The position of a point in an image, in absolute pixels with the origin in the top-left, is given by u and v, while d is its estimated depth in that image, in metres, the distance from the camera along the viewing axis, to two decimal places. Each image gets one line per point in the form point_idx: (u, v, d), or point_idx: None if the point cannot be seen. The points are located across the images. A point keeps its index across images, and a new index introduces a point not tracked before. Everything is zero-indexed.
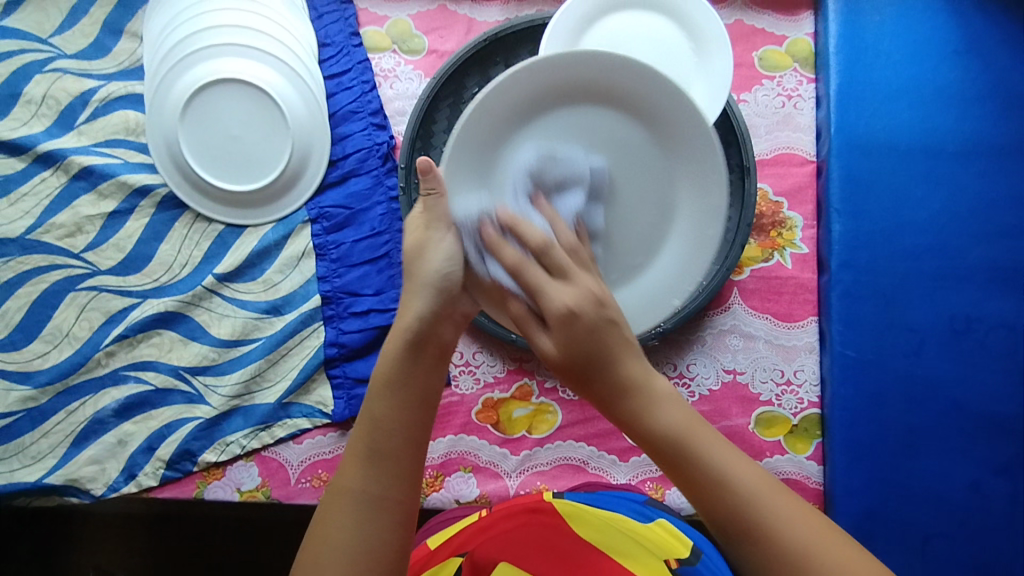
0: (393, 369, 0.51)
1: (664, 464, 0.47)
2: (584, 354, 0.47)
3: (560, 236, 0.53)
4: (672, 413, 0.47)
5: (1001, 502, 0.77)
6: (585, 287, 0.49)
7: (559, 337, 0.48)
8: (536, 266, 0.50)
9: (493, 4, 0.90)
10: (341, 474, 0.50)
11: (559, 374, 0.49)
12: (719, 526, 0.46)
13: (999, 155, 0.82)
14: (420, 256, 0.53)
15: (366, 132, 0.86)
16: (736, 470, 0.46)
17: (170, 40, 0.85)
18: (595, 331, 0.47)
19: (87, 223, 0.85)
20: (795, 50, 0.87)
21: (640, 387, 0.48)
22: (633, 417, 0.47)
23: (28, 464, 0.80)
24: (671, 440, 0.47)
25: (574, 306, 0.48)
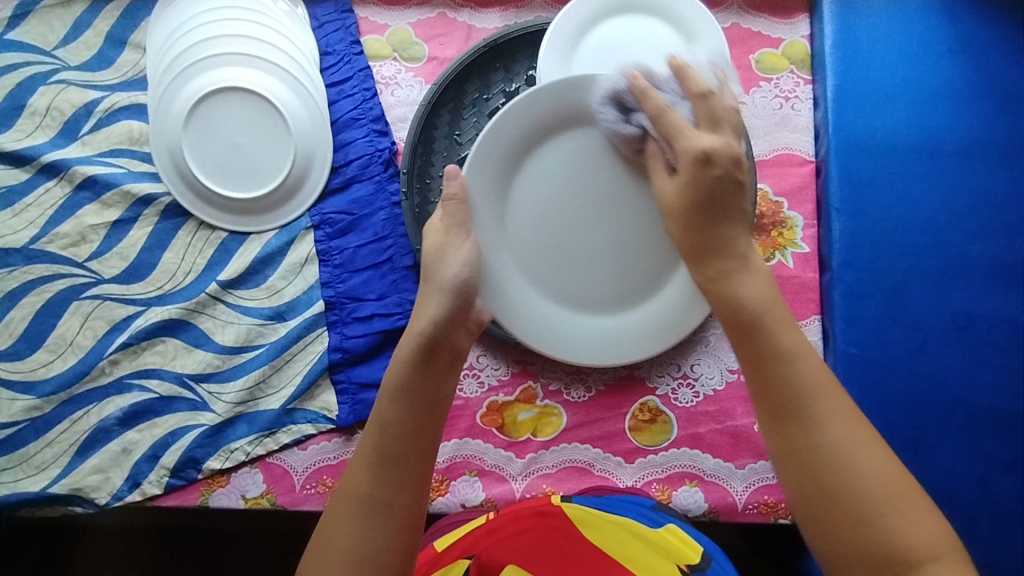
0: (406, 377, 0.56)
1: (735, 327, 0.56)
2: (699, 197, 0.60)
3: (685, 106, 0.64)
4: (754, 288, 0.57)
5: (1008, 498, 0.77)
6: (724, 141, 0.62)
7: (683, 176, 0.61)
8: (677, 116, 0.63)
9: (493, 10, 0.91)
10: (353, 474, 0.55)
11: (671, 209, 0.63)
12: (765, 403, 0.53)
13: (997, 152, 0.83)
14: (440, 261, 0.62)
15: (368, 138, 0.87)
16: (824, 381, 0.52)
17: (173, 51, 0.86)
18: (715, 184, 0.60)
19: (90, 232, 0.85)
20: (791, 52, 0.88)
21: (727, 255, 0.59)
22: (715, 276, 0.59)
23: (32, 474, 0.79)
24: (753, 309, 0.56)
25: (709, 151, 0.60)
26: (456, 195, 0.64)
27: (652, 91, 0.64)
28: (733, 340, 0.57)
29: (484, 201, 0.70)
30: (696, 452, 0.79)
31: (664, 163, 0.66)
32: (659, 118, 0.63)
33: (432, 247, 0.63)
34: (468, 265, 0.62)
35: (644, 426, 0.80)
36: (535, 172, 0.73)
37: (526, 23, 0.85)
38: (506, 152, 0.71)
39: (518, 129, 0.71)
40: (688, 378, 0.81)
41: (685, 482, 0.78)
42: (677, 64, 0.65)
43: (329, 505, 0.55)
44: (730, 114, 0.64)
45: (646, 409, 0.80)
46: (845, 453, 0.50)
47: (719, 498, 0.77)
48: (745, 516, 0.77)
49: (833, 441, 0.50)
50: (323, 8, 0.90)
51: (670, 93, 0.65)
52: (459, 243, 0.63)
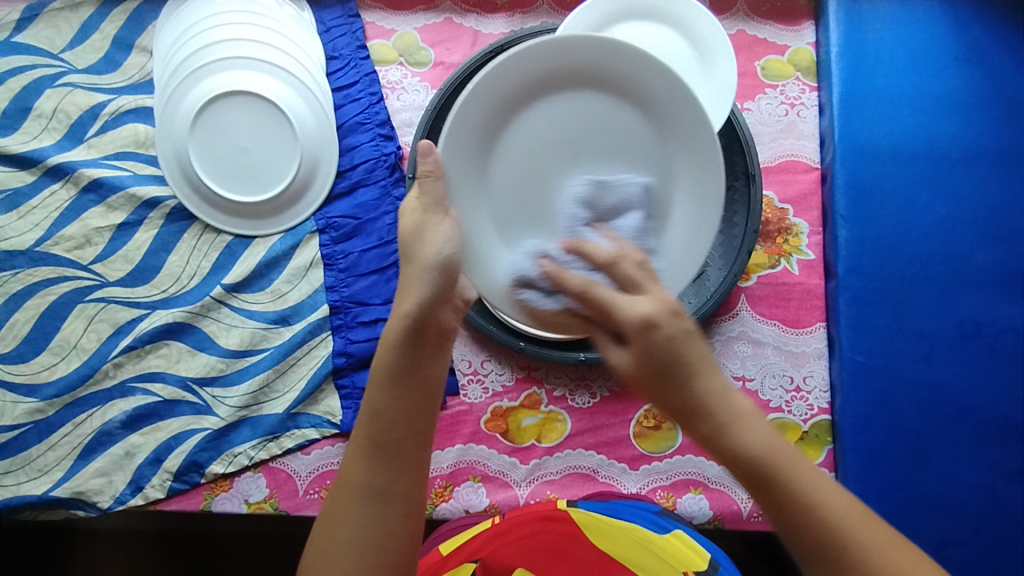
0: (395, 363, 0.53)
1: (747, 485, 0.46)
2: (649, 372, 0.47)
3: (623, 253, 0.53)
4: (756, 435, 0.46)
5: (1015, 507, 0.76)
6: (658, 299, 0.49)
7: (632, 347, 0.48)
8: (605, 285, 0.51)
9: (499, 16, 0.91)
10: (350, 463, 0.54)
11: (638, 387, 0.49)
12: (802, 553, 0.46)
13: (1002, 160, 0.83)
14: (419, 240, 0.55)
15: (373, 142, 0.87)
16: (847, 513, 0.45)
17: (180, 54, 0.86)
18: (671, 345, 0.47)
19: (95, 235, 0.85)
20: (797, 59, 0.88)
21: (719, 407, 0.46)
22: (711, 436, 0.47)
23: (34, 477, 0.79)
24: (761, 462, 0.45)
25: (651, 315, 0.48)
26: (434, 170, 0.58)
27: (572, 259, 0.55)
28: (748, 492, 0.47)
29: (460, 174, 0.66)
30: (701, 459, 0.78)
31: (612, 336, 0.51)
32: (586, 292, 0.51)
33: (409, 225, 0.56)
34: (452, 241, 0.55)
35: (649, 433, 0.79)
36: (518, 141, 0.68)
37: (532, 28, 0.85)
38: (484, 120, 0.66)
39: (492, 96, 0.66)
40: None
41: (690, 489, 0.78)
42: (599, 226, 0.58)
43: (329, 496, 0.54)
44: (655, 275, 0.52)
45: (651, 416, 0.80)
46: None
47: (724, 506, 0.77)
48: (750, 524, 0.77)
49: (875, 568, 0.43)
50: (329, 13, 0.90)
51: (580, 221, 0.60)
52: (439, 220, 0.56)
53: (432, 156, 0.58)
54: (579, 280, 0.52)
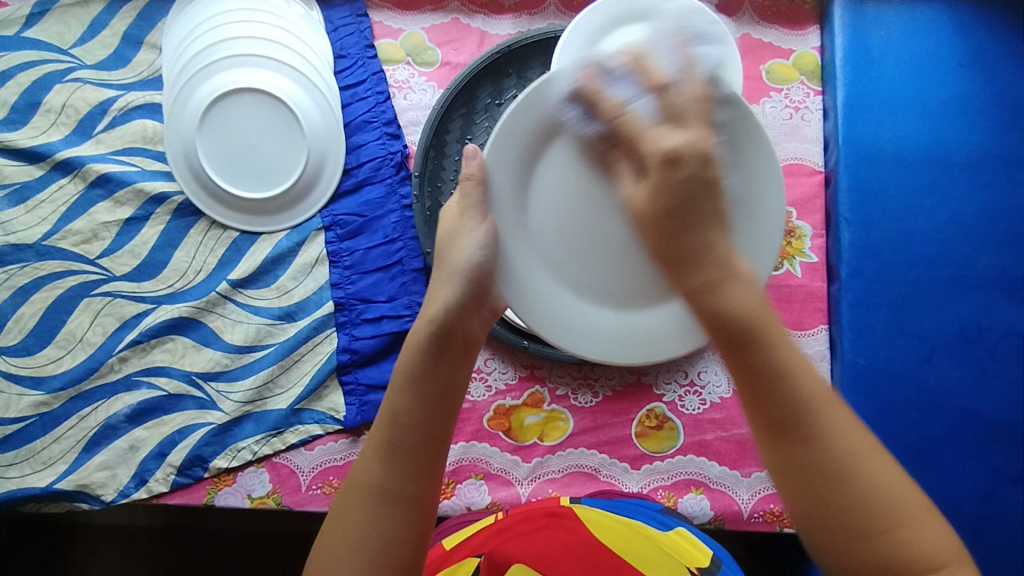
0: (417, 365, 0.52)
1: (725, 335, 0.46)
2: (668, 207, 0.49)
3: (685, 82, 0.53)
4: (743, 295, 0.47)
5: (1015, 511, 0.77)
6: (700, 132, 0.51)
7: (651, 181, 0.50)
8: (639, 113, 0.53)
9: (506, 17, 0.91)
10: (364, 465, 0.53)
11: (646, 224, 0.51)
12: (763, 421, 0.46)
13: (1006, 166, 0.83)
14: (451, 244, 0.55)
15: (380, 141, 0.88)
16: (818, 390, 0.46)
17: (189, 52, 0.86)
18: (690, 187, 0.49)
19: (103, 230, 0.86)
20: (801, 63, 0.89)
21: (714, 262, 0.48)
22: (698, 290, 0.48)
23: (39, 469, 0.80)
24: (747, 318, 0.46)
25: (677, 149, 0.49)
26: (475, 175, 0.56)
27: (621, 78, 0.55)
28: (722, 352, 0.47)
29: (506, 195, 0.58)
30: (702, 459, 0.79)
31: (632, 166, 0.54)
32: (616, 125, 0.54)
33: (444, 230, 0.57)
34: (483, 248, 0.55)
35: (651, 432, 0.80)
36: (562, 152, 0.58)
37: (540, 29, 0.86)
38: (526, 138, 0.57)
39: (531, 118, 0.57)
40: (695, 385, 0.81)
41: (691, 489, 0.78)
42: (678, 53, 0.56)
43: (341, 494, 0.54)
44: (701, 99, 0.52)
45: (653, 416, 0.80)
46: (849, 458, 0.44)
47: (725, 506, 0.77)
48: (751, 525, 0.77)
49: (833, 434, 0.44)
50: (338, 12, 0.91)
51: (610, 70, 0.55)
52: (473, 226, 0.56)
53: (475, 158, 0.56)
54: (650, 87, 0.54)
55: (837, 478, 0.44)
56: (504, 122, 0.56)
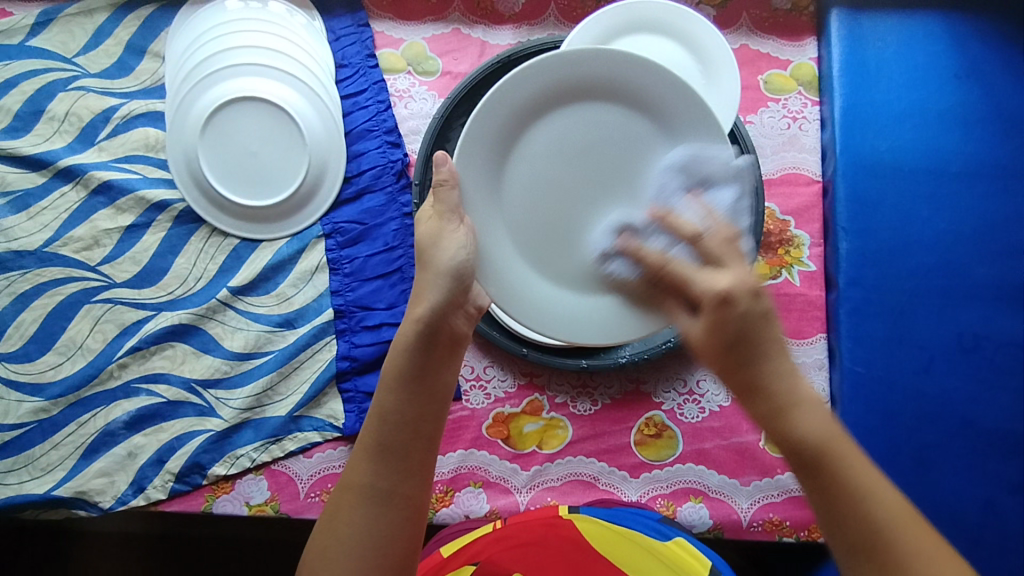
0: (405, 365, 0.55)
1: (797, 463, 0.48)
2: (720, 343, 0.52)
3: (712, 229, 0.58)
4: (813, 422, 0.48)
5: (1015, 521, 0.76)
6: (738, 275, 0.53)
7: (706, 320, 0.53)
8: (682, 259, 0.58)
9: (506, 27, 0.92)
10: (354, 465, 0.55)
11: (706, 356, 0.54)
12: (841, 541, 0.47)
13: (1003, 176, 0.84)
14: (435, 246, 0.59)
15: (380, 149, 0.88)
16: (892, 505, 0.46)
17: (192, 61, 0.87)
18: (746, 322, 0.51)
19: (104, 236, 0.86)
20: (799, 74, 0.89)
21: (779, 390, 0.50)
22: (770, 414, 0.50)
23: (37, 476, 0.79)
24: (817, 446, 0.47)
25: (728, 291, 0.52)
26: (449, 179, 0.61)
27: (654, 231, 0.61)
28: (798, 477, 0.49)
29: (476, 190, 0.66)
30: (701, 468, 0.79)
31: (684, 307, 0.58)
32: (663, 263, 0.59)
33: (427, 233, 0.61)
34: (465, 249, 0.59)
35: (649, 441, 0.80)
36: (530, 150, 0.67)
37: (540, 39, 0.87)
38: (496, 133, 0.65)
39: (504, 112, 0.65)
40: (694, 394, 0.81)
41: (690, 498, 0.78)
42: (693, 197, 0.61)
43: (333, 497, 0.55)
44: (732, 248, 0.56)
45: (651, 424, 0.80)
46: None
47: (724, 515, 0.77)
48: (749, 534, 0.77)
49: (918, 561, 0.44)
50: (340, 21, 0.92)
51: (676, 193, 0.62)
52: (455, 227, 0.60)
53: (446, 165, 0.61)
54: (691, 228, 0.58)
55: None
56: (474, 119, 0.64)
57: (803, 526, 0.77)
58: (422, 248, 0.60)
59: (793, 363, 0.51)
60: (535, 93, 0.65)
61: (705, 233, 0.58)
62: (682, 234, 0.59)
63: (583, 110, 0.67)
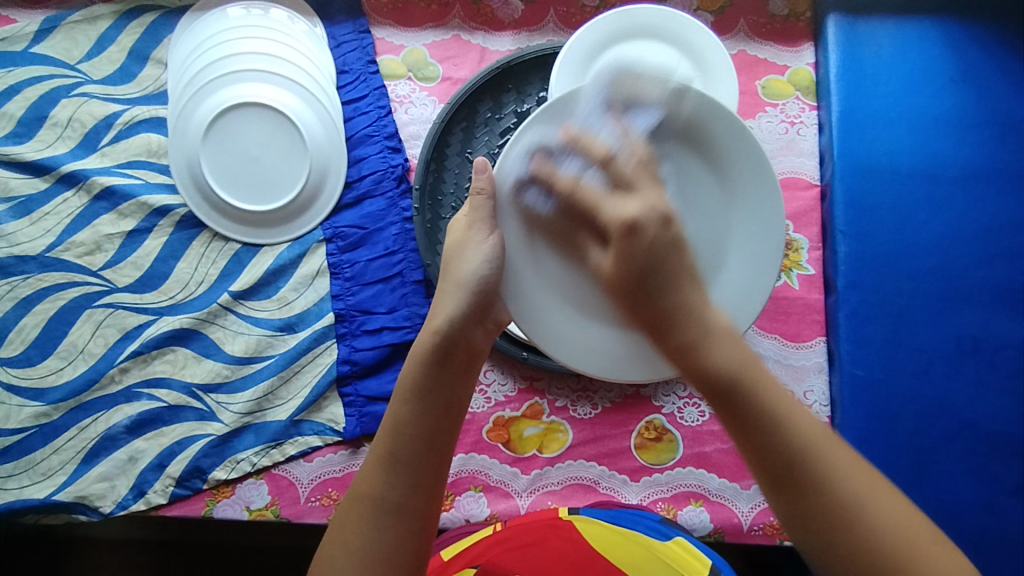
0: (420, 377, 0.55)
1: (718, 400, 0.49)
2: (633, 274, 0.53)
3: (628, 148, 0.57)
4: (727, 351, 0.50)
5: (1016, 524, 0.76)
6: (647, 200, 0.55)
7: (615, 248, 0.54)
8: (592, 185, 0.56)
9: (506, 34, 0.93)
10: (366, 475, 0.55)
11: (618, 289, 0.56)
12: (762, 472, 0.48)
13: (999, 179, 0.84)
14: (459, 256, 0.59)
15: (381, 154, 0.89)
16: (812, 428, 0.48)
17: (194, 67, 0.88)
18: (652, 249, 0.53)
19: (106, 242, 0.86)
20: (796, 79, 0.90)
21: (690, 323, 0.51)
22: (686, 345, 0.51)
23: (38, 480, 0.79)
24: (730, 376, 0.49)
25: (635, 220, 0.53)
26: (486, 189, 0.59)
27: (568, 153, 0.58)
28: (716, 412, 0.50)
29: (508, 203, 0.60)
30: (701, 471, 0.79)
31: (596, 240, 0.58)
32: (577, 193, 0.57)
33: (453, 242, 0.60)
34: (490, 261, 0.58)
35: (649, 444, 0.80)
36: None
37: (539, 46, 0.87)
38: (539, 149, 0.60)
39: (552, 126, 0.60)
40: (694, 398, 0.81)
41: (690, 502, 0.78)
42: (620, 97, 0.60)
43: (343, 505, 0.55)
44: (639, 157, 0.57)
45: (652, 428, 0.80)
46: (857, 497, 0.46)
47: (724, 519, 0.77)
48: (750, 538, 0.77)
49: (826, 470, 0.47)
50: (341, 28, 0.92)
51: (619, 111, 0.59)
52: (482, 237, 0.59)
53: (485, 173, 0.59)
54: (614, 137, 0.58)
55: (842, 525, 0.46)
56: (519, 131, 0.59)
57: None
58: (448, 256, 0.60)
59: (700, 290, 0.53)
60: (578, 114, 0.60)
61: (626, 144, 0.57)
62: (630, 146, 0.57)
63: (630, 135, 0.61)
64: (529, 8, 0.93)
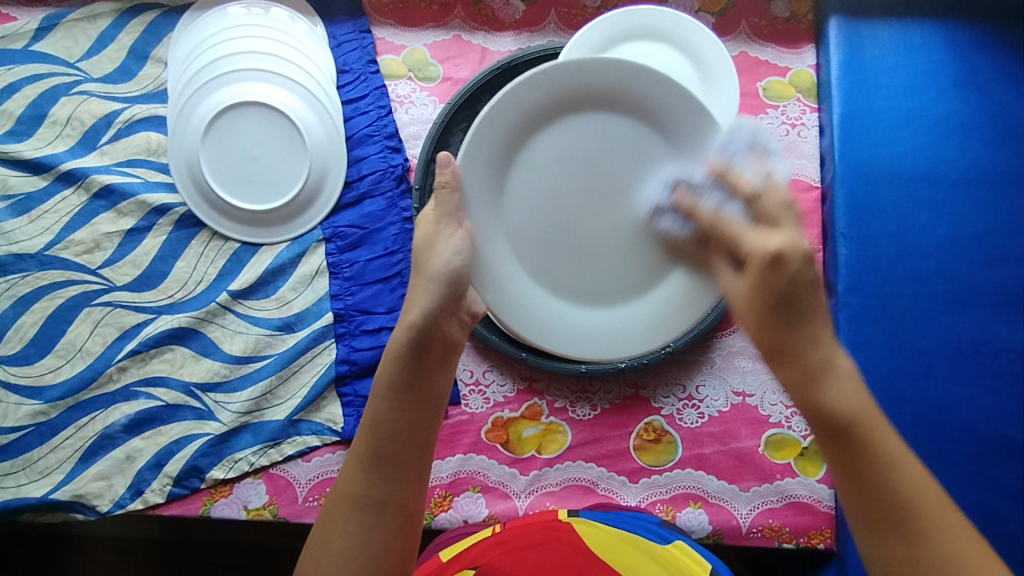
0: (397, 373, 0.55)
1: (887, 522, 0.49)
2: (774, 310, 0.56)
3: (771, 190, 0.62)
4: (906, 466, 0.50)
5: (1016, 527, 0.76)
6: (789, 237, 0.58)
7: (755, 279, 0.58)
8: (733, 217, 0.63)
9: (507, 34, 0.93)
10: (347, 473, 0.55)
11: (748, 311, 0.59)
12: (863, 510, 0.50)
13: (1000, 183, 0.84)
14: (429, 251, 0.60)
15: (381, 154, 0.89)
16: (918, 488, 0.49)
17: (194, 66, 0.88)
18: (794, 284, 0.56)
19: (105, 240, 0.86)
20: (797, 81, 0.90)
21: (817, 360, 0.54)
22: (891, 462, 0.50)
23: (35, 479, 0.79)
24: (908, 509, 0.48)
25: (779, 252, 0.57)
26: (449, 182, 0.63)
27: (705, 189, 0.66)
28: (824, 445, 0.53)
29: (481, 198, 0.67)
30: (700, 473, 0.79)
31: (728, 261, 0.64)
32: (718, 224, 0.63)
33: (423, 238, 0.62)
34: (458, 254, 0.60)
35: (649, 446, 0.80)
36: (531, 160, 0.69)
37: (540, 46, 0.87)
38: (499, 141, 0.67)
39: (510, 118, 0.67)
40: (693, 399, 0.81)
41: (689, 503, 0.78)
42: (759, 159, 0.64)
43: (327, 505, 0.54)
44: (787, 209, 0.61)
45: (651, 429, 0.80)
46: (960, 556, 0.47)
47: (723, 521, 0.77)
48: (749, 540, 0.77)
49: (943, 551, 0.47)
50: (341, 28, 0.92)
51: (734, 154, 0.65)
52: (451, 232, 0.62)
53: (449, 167, 0.62)
54: (755, 181, 0.63)
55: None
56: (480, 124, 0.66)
57: (802, 532, 0.77)
58: (419, 252, 0.61)
59: (833, 334, 0.55)
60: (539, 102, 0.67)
61: (769, 187, 0.62)
62: (740, 194, 0.63)
63: (583, 121, 0.69)
64: (530, 8, 0.93)
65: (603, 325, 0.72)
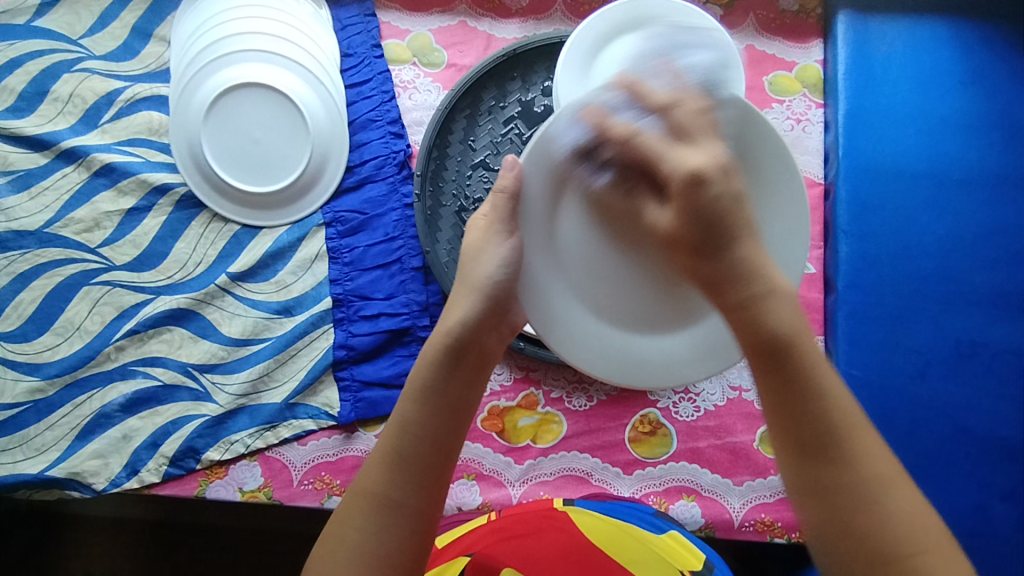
0: (430, 379, 0.54)
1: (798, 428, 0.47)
2: (694, 233, 0.49)
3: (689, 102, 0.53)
4: (756, 255, 0.49)
5: (1006, 527, 0.76)
6: (710, 153, 0.50)
7: (676, 203, 0.50)
8: (650, 133, 0.52)
9: (513, 21, 0.92)
10: (368, 471, 0.54)
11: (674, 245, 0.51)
12: (789, 438, 0.47)
13: (1004, 183, 0.84)
14: (474, 260, 0.57)
15: (384, 139, 0.88)
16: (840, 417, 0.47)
17: (197, 46, 0.87)
18: (719, 204, 0.48)
19: (105, 219, 0.86)
20: (804, 76, 0.89)
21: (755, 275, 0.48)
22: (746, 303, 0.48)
23: (32, 456, 0.80)
24: (784, 340, 0.47)
25: (700, 169, 0.49)
26: (509, 188, 0.57)
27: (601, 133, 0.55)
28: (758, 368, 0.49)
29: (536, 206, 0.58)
30: (695, 467, 0.79)
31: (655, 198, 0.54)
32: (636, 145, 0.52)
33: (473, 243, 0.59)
34: (506, 267, 0.57)
35: (644, 438, 0.80)
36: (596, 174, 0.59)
37: (544, 35, 0.87)
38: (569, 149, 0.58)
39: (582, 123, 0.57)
40: (690, 393, 0.81)
41: (683, 496, 0.78)
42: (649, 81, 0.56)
43: (346, 499, 0.54)
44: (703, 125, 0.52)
45: (646, 422, 0.80)
46: (880, 484, 0.45)
47: (716, 514, 0.77)
48: (741, 534, 0.77)
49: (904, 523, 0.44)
50: (346, 11, 0.92)
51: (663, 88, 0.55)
52: (500, 241, 0.57)
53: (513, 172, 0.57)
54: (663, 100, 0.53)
55: (867, 503, 0.45)
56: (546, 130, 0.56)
57: (794, 528, 0.77)
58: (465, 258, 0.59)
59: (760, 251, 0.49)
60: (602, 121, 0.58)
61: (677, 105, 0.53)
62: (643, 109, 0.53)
63: None
64: None
65: (658, 353, 0.61)
